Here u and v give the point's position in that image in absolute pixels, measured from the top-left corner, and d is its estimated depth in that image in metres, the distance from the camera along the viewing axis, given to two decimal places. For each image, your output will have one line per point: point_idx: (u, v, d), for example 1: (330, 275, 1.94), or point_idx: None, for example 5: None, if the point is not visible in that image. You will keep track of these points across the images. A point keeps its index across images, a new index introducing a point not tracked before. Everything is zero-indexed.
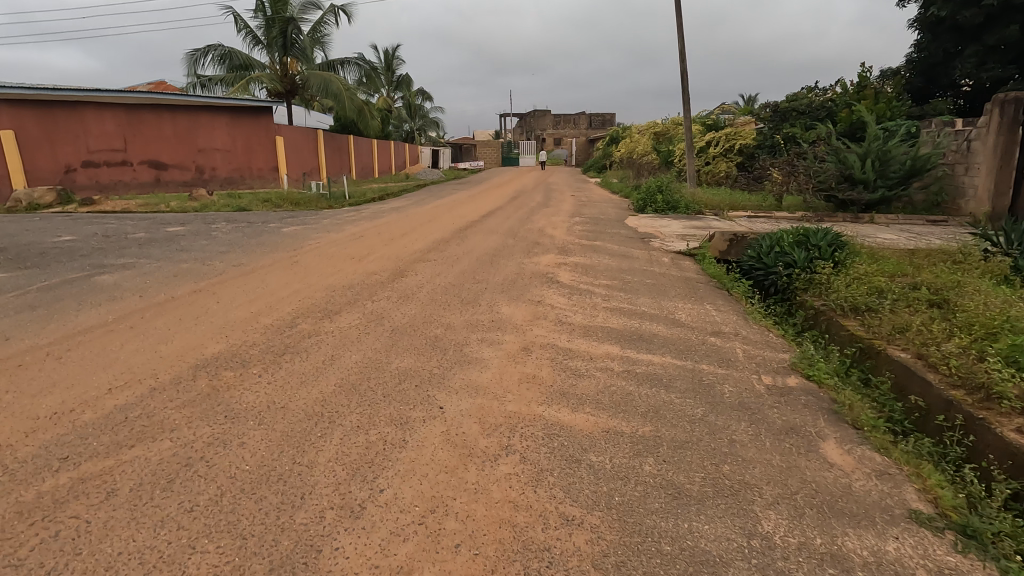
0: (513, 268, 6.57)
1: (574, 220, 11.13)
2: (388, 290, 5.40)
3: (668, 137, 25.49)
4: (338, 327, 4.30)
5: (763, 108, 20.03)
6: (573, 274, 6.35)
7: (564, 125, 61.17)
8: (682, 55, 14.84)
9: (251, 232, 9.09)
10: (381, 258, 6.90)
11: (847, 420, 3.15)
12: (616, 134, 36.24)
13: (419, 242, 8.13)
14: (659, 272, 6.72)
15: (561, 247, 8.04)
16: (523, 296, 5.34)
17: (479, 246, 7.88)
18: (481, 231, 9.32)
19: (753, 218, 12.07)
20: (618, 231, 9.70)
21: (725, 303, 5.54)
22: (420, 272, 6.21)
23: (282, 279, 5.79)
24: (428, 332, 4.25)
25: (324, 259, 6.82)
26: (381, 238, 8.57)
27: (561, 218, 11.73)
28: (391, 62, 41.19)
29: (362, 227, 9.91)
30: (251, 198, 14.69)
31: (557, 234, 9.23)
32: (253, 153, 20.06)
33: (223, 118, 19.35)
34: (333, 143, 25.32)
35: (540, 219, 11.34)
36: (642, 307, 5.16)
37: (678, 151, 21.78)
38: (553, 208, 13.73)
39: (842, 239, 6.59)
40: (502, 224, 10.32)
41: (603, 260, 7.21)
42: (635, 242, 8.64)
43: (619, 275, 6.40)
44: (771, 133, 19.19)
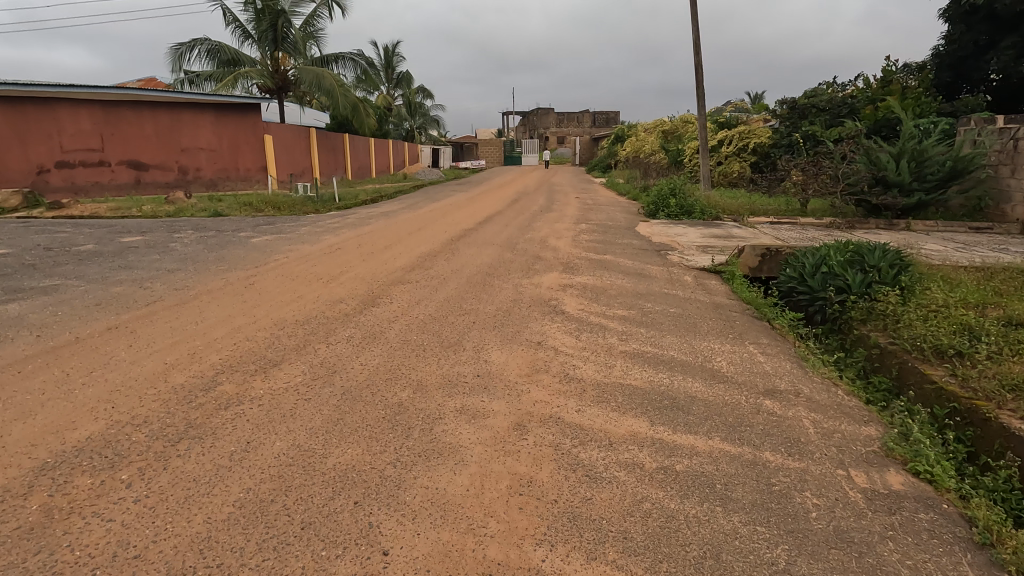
0: (509, 292, 5.52)
1: (580, 228, 10.07)
2: (351, 327, 4.34)
3: (677, 136, 24.37)
4: (272, 388, 3.25)
5: (779, 104, 18.95)
6: (581, 301, 5.28)
7: (567, 124, 60.00)
8: (697, 48, 13.71)
9: (214, 243, 8.05)
10: (354, 279, 5.86)
11: (1008, 568, 2.06)
12: (621, 133, 35.08)
13: (404, 257, 7.10)
14: (682, 296, 5.65)
15: (566, 263, 6.98)
16: (519, 335, 4.28)
17: (472, 262, 6.84)
18: (476, 242, 8.27)
19: (775, 224, 11.01)
20: (629, 241, 8.62)
21: (770, 342, 4.46)
22: (396, 298, 5.17)
23: (225, 309, 4.75)
24: (388, 397, 3.18)
25: (286, 280, 5.78)
26: (361, 251, 7.53)
27: (566, 224, 10.68)
28: (390, 59, 40.19)
29: (343, 236, 8.86)
30: (231, 201, 13.67)
31: (561, 246, 8.16)
32: (240, 152, 19.05)
33: (208, 116, 18.36)
34: (327, 142, 24.29)
35: (543, 226, 10.27)
36: (668, 350, 4.10)
37: (688, 150, 20.67)
38: (558, 212, 12.70)
39: (905, 259, 5.48)
40: (500, 232, 9.29)
41: (614, 280, 6.15)
42: (650, 256, 7.57)
43: (636, 301, 5.34)
44: (789, 131, 18.15)
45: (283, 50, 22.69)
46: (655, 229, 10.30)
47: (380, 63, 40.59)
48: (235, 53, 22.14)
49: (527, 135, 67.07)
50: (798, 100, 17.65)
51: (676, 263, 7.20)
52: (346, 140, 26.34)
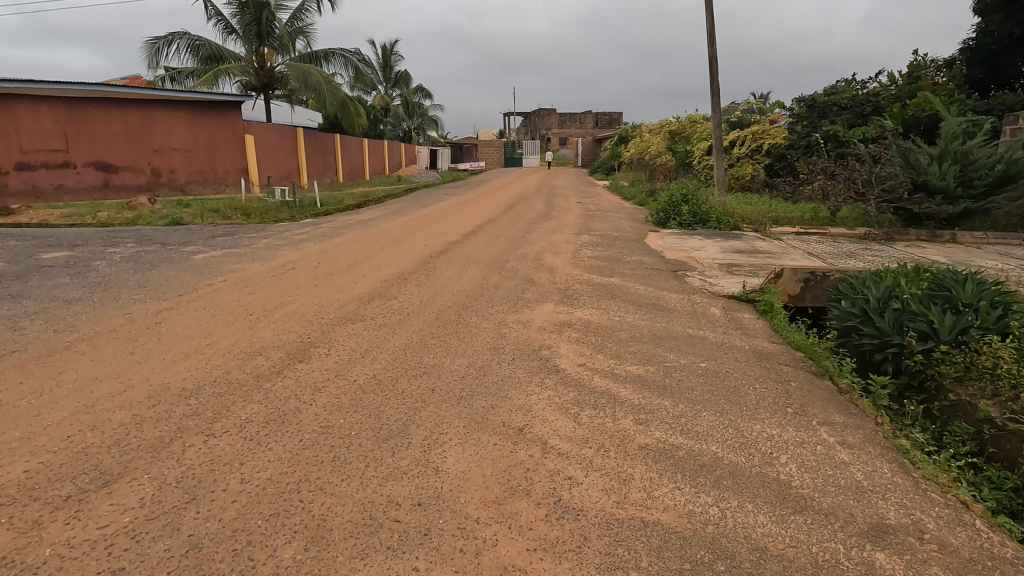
0: (488, 336, 4.25)
1: (581, 241, 8.83)
2: (254, 401, 3.06)
3: (684, 137, 23.14)
4: (68, 540, 1.98)
5: (795, 102, 17.68)
6: (583, 349, 4.00)
7: (569, 125, 58.74)
8: (711, 39, 12.43)
9: (147, 262, 6.79)
10: (292, 315, 4.61)
11: None
12: (625, 133, 33.85)
13: (367, 280, 5.85)
14: (712, 341, 4.36)
15: (564, 290, 5.71)
16: (493, 416, 2.98)
17: (450, 288, 5.58)
18: (458, 260, 7.00)
19: (800, 236, 9.79)
20: (639, 259, 7.35)
21: (847, 423, 3.18)
22: (337, 346, 3.93)
23: (98, 367, 3.51)
24: (257, 564, 1.90)
25: (205, 317, 4.55)
26: (318, 272, 6.28)
27: (566, 236, 9.42)
28: (388, 58, 39.07)
29: (304, 252, 7.61)
30: (198, 207, 12.45)
31: (560, 265, 6.89)
32: (217, 153, 18.06)
33: (183, 115, 17.38)
34: (315, 143, 23.08)
35: (540, 238, 9.03)
36: (706, 442, 2.81)
37: (697, 152, 19.39)
38: (558, 220, 11.47)
39: (1007, 295, 4.17)
40: (490, 246, 8.05)
41: (624, 316, 4.86)
42: (666, 279, 6.28)
43: (653, 349, 4.09)
44: (807, 132, 16.84)
45: (268, 45, 21.50)
46: (665, 241, 9.07)
47: (377, 62, 39.45)
48: (217, 48, 20.96)
49: (529, 135, 65.83)
50: (818, 98, 16.41)
51: (699, 289, 5.92)
52: (336, 141, 25.16)
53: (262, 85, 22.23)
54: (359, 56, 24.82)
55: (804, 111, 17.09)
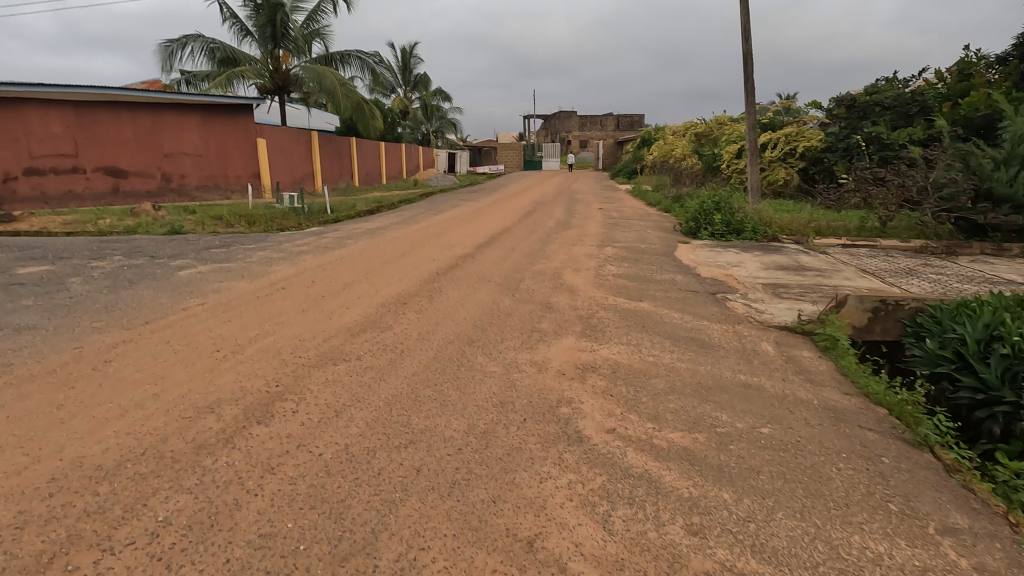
0: (495, 384, 3.48)
1: (604, 254, 8.06)
2: (184, 486, 2.35)
3: (711, 139, 22.16)
4: None
5: (832, 102, 16.62)
6: (610, 404, 3.23)
7: (590, 127, 57.90)
8: (746, 34, 11.54)
9: (127, 279, 6.21)
10: (265, 352, 3.92)
11: None
12: (648, 136, 32.89)
13: (362, 304, 5.17)
14: (769, 391, 3.56)
15: (587, 318, 4.93)
16: (493, 521, 2.21)
17: (454, 316, 4.86)
18: (468, 278, 6.29)
19: (846, 250, 8.87)
20: (670, 277, 6.54)
21: (974, 529, 2.35)
22: (308, 399, 3.22)
23: (9, 427, 2.85)
24: None
25: (165, 354, 3.89)
26: (309, 293, 5.62)
27: (588, 248, 8.64)
28: (407, 61, 38.75)
29: (300, 267, 6.96)
30: (202, 215, 11.98)
31: (582, 285, 6.11)
32: (229, 157, 17.72)
33: (194, 119, 17.06)
34: (330, 146, 22.68)
35: (559, 251, 8.28)
36: (791, 570, 2.01)
37: (726, 155, 18.42)
38: (579, 230, 10.70)
39: None
40: (503, 262, 7.31)
41: (658, 355, 4.07)
42: (705, 304, 5.46)
43: (698, 404, 3.30)
44: (846, 134, 15.78)
45: (284, 47, 21.14)
46: (697, 255, 8.24)
47: (396, 65, 39.19)
48: (232, 51, 20.65)
49: (548, 138, 65.10)
50: (858, 97, 15.36)
51: (746, 318, 5.09)
52: (352, 144, 24.71)
53: (277, 88, 21.89)
54: (375, 58, 24.31)
55: (843, 111, 16.01)
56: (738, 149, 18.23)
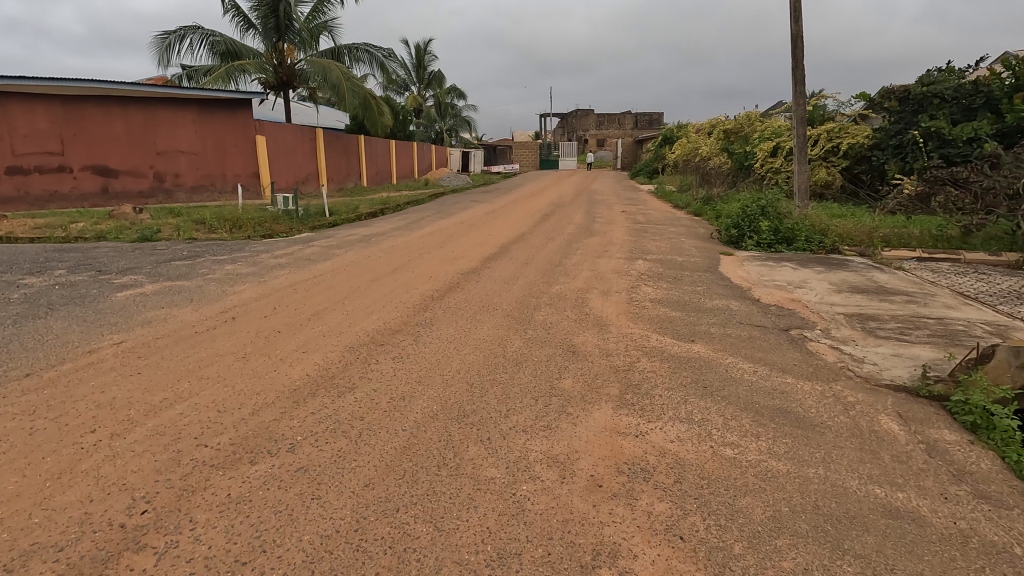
0: (490, 512, 2.19)
1: (636, 270, 6.78)
2: None
3: (741, 136, 20.67)
4: None
5: (882, 94, 15.03)
6: (680, 564, 1.92)
7: (608, 126, 56.61)
8: (795, 14, 10.10)
9: (51, 302, 5.06)
10: (156, 436, 2.68)
11: None
12: (670, 134, 31.38)
13: (325, 346, 3.92)
14: (931, 524, 2.22)
15: (624, 369, 3.64)
16: None
17: (445, 367, 3.58)
18: (469, 304, 5.05)
19: (925, 264, 7.42)
20: (724, 304, 5.22)
21: None
22: (179, 545, 1.96)
23: None
24: None
25: (16, 435, 2.69)
26: (263, 325, 4.40)
27: (616, 261, 7.35)
28: (421, 58, 37.74)
29: (268, 287, 5.77)
30: (185, 219, 10.91)
31: (612, 315, 4.81)
32: (227, 156, 16.70)
33: (189, 115, 16.07)
34: (335, 144, 21.61)
35: (582, 265, 7.00)
36: None
37: (760, 153, 16.94)
38: (603, 238, 9.40)
39: None
40: (513, 279, 6.07)
41: (736, 440, 2.75)
42: (781, 347, 4.13)
43: (828, 558, 1.97)
44: (898, 130, 14.23)
45: (288, 40, 20.11)
46: (748, 272, 6.91)
47: (410, 62, 38.17)
48: (234, 44, 19.68)
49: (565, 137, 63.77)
50: (913, 89, 13.79)
51: (842, 370, 3.75)
52: (361, 142, 23.64)
53: (282, 83, 20.88)
54: (385, 52, 23.03)
55: (895, 104, 14.41)
56: (773, 146, 16.74)
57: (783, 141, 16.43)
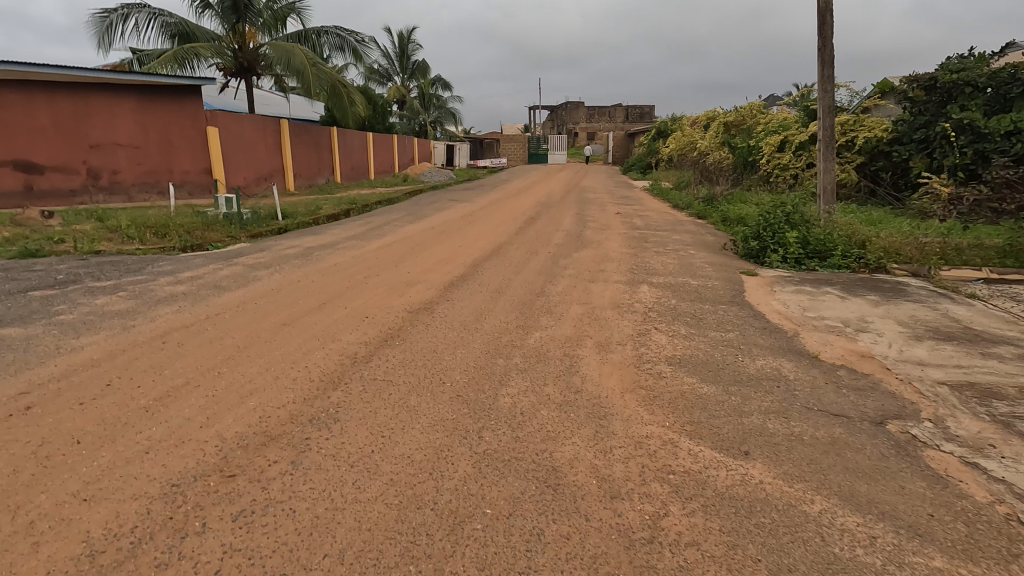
0: None
1: (640, 301, 5.22)
2: None
3: (743, 129, 19.20)
4: None
5: (903, 82, 13.49)
6: None
7: (598, 119, 55.11)
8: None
9: None
10: None
11: None
12: (664, 126, 29.85)
13: (127, 486, 2.29)
14: None
15: (643, 541, 2.05)
16: None
17: (317, 550, 1.96)
18: (407, 375, 3.45)
19: (999, 289, 5.94)
20: (773, 368, 3.66)
21: None
22: None
23: None
24: None
25: None
26: (62, 426, 2.77)
27: (613, 288, 5.78)
28: (404, 47, 35.97)
29: (131, 336, 4.11)
30: (101, 225, 9.18)
31: (612, 395, 3.22)
32: (173, 149, 14.88)
33: (129, 103, 14.25)
34: (303, 137, 19.79)
35: (568, 294, 5.42)
36: None
37: (766, 148, 15.45)
38: (596, 251, 7.84)
39: None
40: (475, 322, 4.48)
41: None
42: (888, 467, 2.55)
43: None
44: (923, 122, 12.78)
45: (248, 22, 18.25)
46: (786, 304, 5.36)
47: (393, 52, 36.43)
48: (188, 25, 17.79)
49: (554, 130, 62.12)
50: (941, 76, 12.31)
51: (1015, 529, 2.18)
52: (333, 135, 21.83)
53: (243, 69, 19.03)
54: (358, 37, 21.01)
55: (920, 93, 12.85)
56: (780, 140, 15.26)
57: (792, 135, 14.95)
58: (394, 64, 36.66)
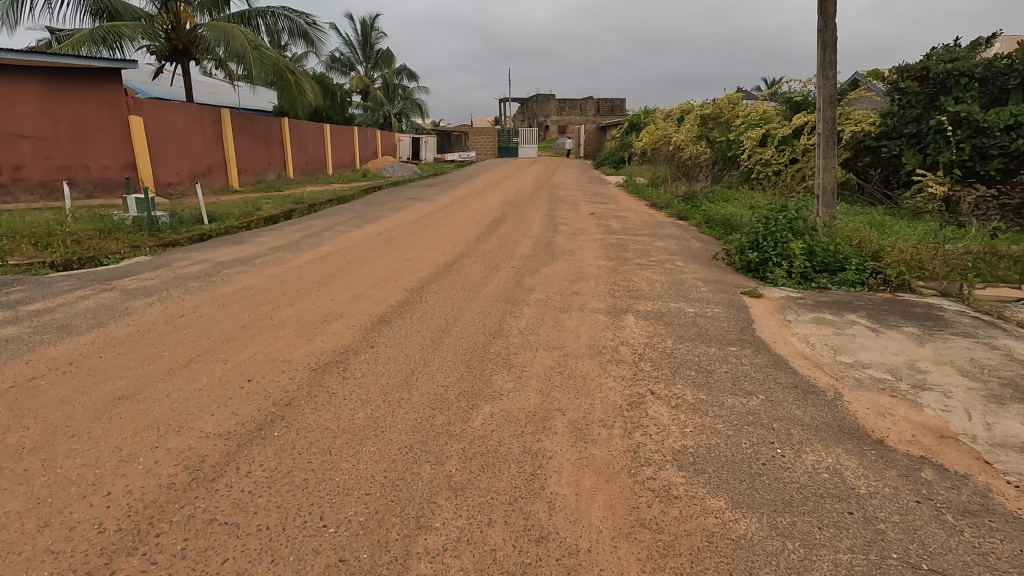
0: None
1: (627, 342, 4.03)
2: None
3: (720, 123, 18.31)
4: None
5: (893, 72, 12.64)
6: None
7: (570, 112, 54.08)
8: None
9: None
10: None
11: None
12: (636, 119, 28.87)
13: None
14: None
15: None
16: None
17: None
18: (272, 509, 2.15)
19: None
20: (831, 470, 2.49)
21: None
22: None
23: None
24: None
25: None
26: None
27: (591, 320, 4.58)
28: (368, 34, 34.12)
29: None
30: None
31: (598, 549, 1.97)
32: (90, 141, 13.06)
33: (33, 87, 12.38)
34: (248, 128, 18.02)
35: (532, 334, 4.16)
36: None
37: (747, 142, 14.51)
38: (569, 264, 6.63)
39: None
40: (401, 390, 3.18)
41: None
42: None
43: None
44: (915, 116, 11.94)
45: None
46: (809, 342, 4.23)
47: (356, 40, 34.56)
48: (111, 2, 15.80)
49: (525, 123, 60.82)
50: (936, 66, 11.45)
51: None
52: (284, 126, 20.07)
53: (178, 53, 17.13)
54: (308, 20, 19.18)
55: (912, 83, 12.00)
56: (762, 134, 14.35)
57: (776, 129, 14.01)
58: (357, 53, 34.81)
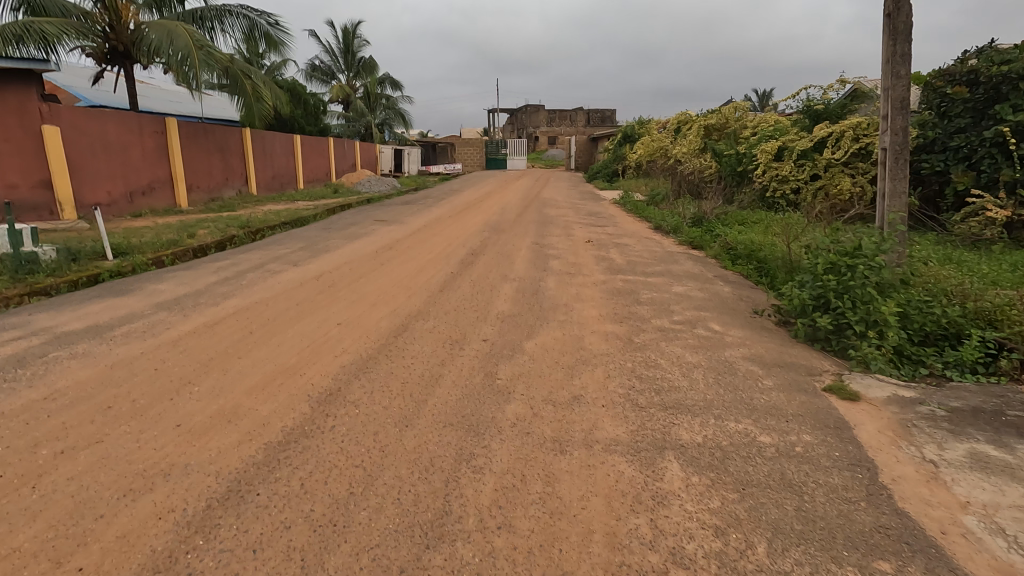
0: None
1: (683, 553, 2.11)
2: None
3: (726, 133, 16.61)
4: None
5: (934, 76, 10.90)
6: None
7: (559, 123, 52.67)
8: None
9: None
10: None
11: None
12: (631, 130, 27.21)
13: None
14: None
15: None
16: None
17: None
18: None
19: None
20: None
21: None
22: None
23: None
24: None
25: None
26: None
27: (607, 474, 2.64)
28: (350, 42, 32.31)
29: None
30: None
31: None
32: None
33: None
34: (202, 139, 16.01)
35: (499, 535, 2.20)
36: None
37: (761, 156, 12.77)
38: (565, 333, 4.71)
39: None
40: None
41: None
42: None
43: None
44: (962, 127, 10.22)
45: None
46: (1008, 536, 2.31)
47: (337, 47, 32.70)
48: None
49: (515, 133, 59.23)
50: (993, 68, 9.63)
51: None
52: (245, 137, 18.07)
53: (118, 55, 15.19)
54: (271, 20, 17.24)
55: (961, 89, 10.22)
56: (778, 147, 12.64)
57: (796, 141, 12.28)
58: (338, 61, 32.96)
